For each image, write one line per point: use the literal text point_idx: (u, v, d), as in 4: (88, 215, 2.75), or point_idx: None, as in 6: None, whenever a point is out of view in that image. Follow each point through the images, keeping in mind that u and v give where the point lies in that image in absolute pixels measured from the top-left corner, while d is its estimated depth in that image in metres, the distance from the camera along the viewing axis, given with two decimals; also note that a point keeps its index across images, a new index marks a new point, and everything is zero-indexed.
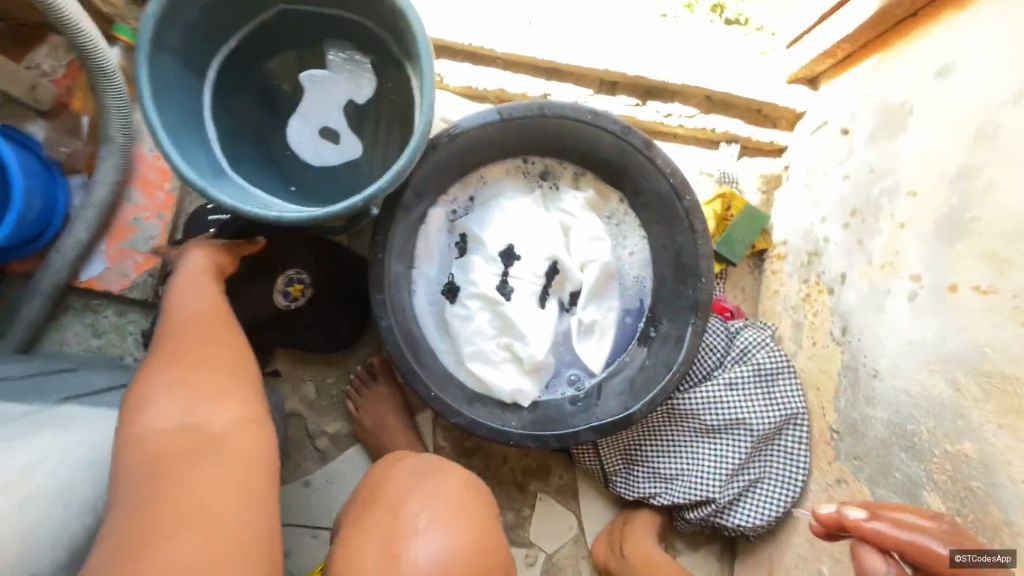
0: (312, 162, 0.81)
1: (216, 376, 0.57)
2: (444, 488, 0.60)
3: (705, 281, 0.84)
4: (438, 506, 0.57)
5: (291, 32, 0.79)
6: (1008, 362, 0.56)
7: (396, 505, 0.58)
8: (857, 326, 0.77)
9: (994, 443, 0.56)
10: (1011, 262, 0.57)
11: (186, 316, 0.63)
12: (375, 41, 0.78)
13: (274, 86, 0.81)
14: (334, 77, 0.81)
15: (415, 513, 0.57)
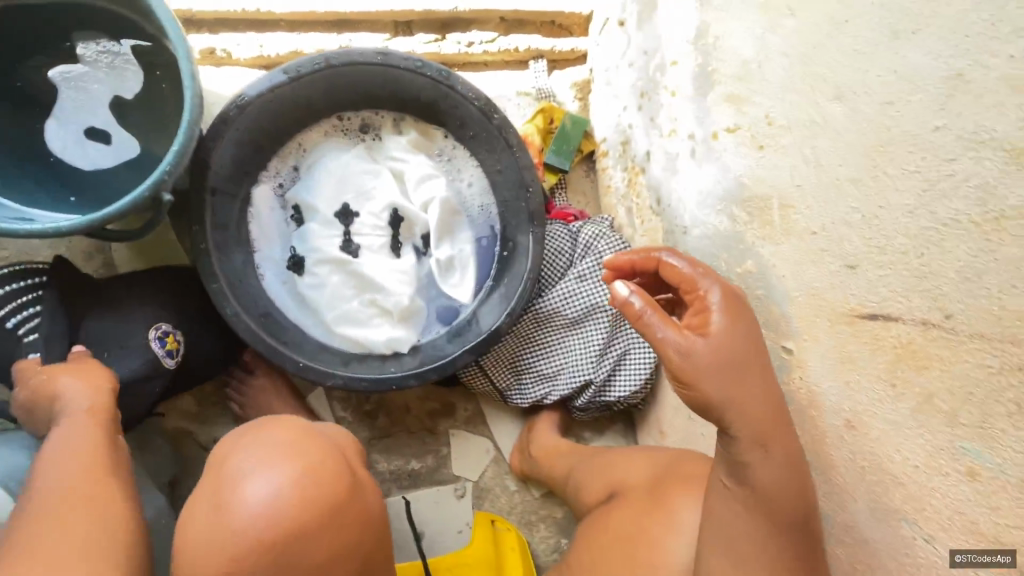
0: (84, 167, 0.77)
1: (98, 528, 0.58)
2: (280, 432, 0.63)
3: (533, 189, 0.89)
4: (269, 450, 0.60)
5: (20, 32, 0.73)
6: (757, 184, 0.65)
7: (230, 460, 0.61)
8: (665, 194, 0.85)
9: (764, 255, 0.66)
10: (743, 100, 0.65)
11: (49, 494, 0.59)
12: (123, 27, 0.75)
13: (24, 93, 0.76)
14: (92, 73, 0.77)
15: (246, 462, 0.59)
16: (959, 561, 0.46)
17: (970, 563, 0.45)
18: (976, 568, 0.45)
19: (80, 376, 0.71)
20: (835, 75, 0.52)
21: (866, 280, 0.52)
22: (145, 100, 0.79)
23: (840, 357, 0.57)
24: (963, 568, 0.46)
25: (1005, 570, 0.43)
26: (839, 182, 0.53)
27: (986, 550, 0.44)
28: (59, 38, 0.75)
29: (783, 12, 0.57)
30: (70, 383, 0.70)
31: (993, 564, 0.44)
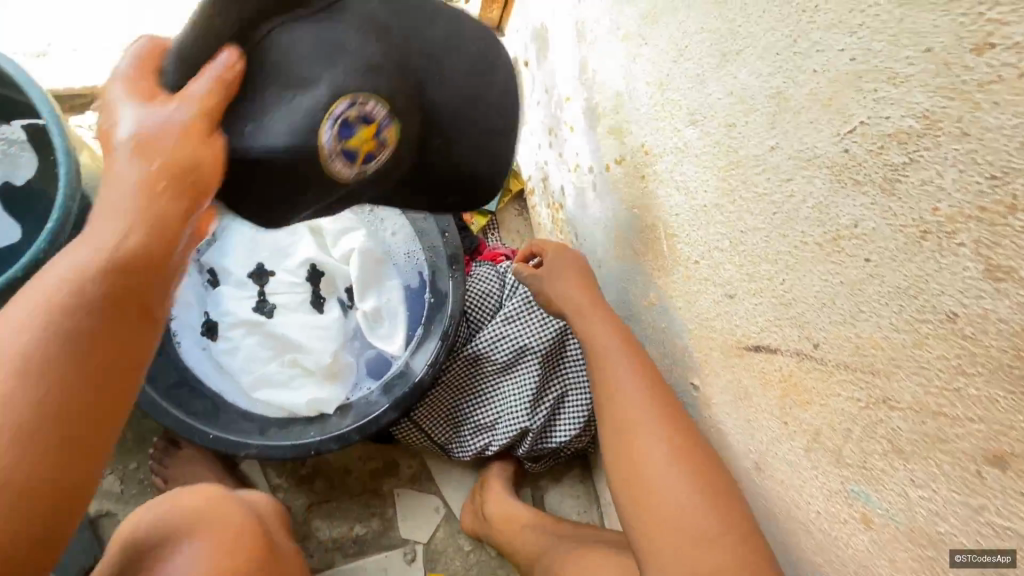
0: None
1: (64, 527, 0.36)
2: (193, 501, 0.60)
3: (449, 234, 0.90)
4: (174, 526, 0.57)
5: None
6: (645, 213, 0.62)
7: (125, 537, 0.58)
8: (580, 228, 0.83)
9: (661, 286, 0.63)
10: (623, 130, 0.63)
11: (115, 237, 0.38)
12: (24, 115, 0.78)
13: None
14: None
15: (148, 533, 0.57)
16: (958, 562, 0.33)
17: (971, 566, 0.32)
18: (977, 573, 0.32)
19: (189, 93, 0.41)
20: (685, 100, 0.50)
21: (744, 310, 0.49)
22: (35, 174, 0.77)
23: (737, 393, 0.53)
24: (964, 571, 0.33)
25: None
26: (706, 209, 0.51)
27: (982, 546, 0.31)
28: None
29: (637, 40, 0.56)
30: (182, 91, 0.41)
31: (992, 567, 0.31)
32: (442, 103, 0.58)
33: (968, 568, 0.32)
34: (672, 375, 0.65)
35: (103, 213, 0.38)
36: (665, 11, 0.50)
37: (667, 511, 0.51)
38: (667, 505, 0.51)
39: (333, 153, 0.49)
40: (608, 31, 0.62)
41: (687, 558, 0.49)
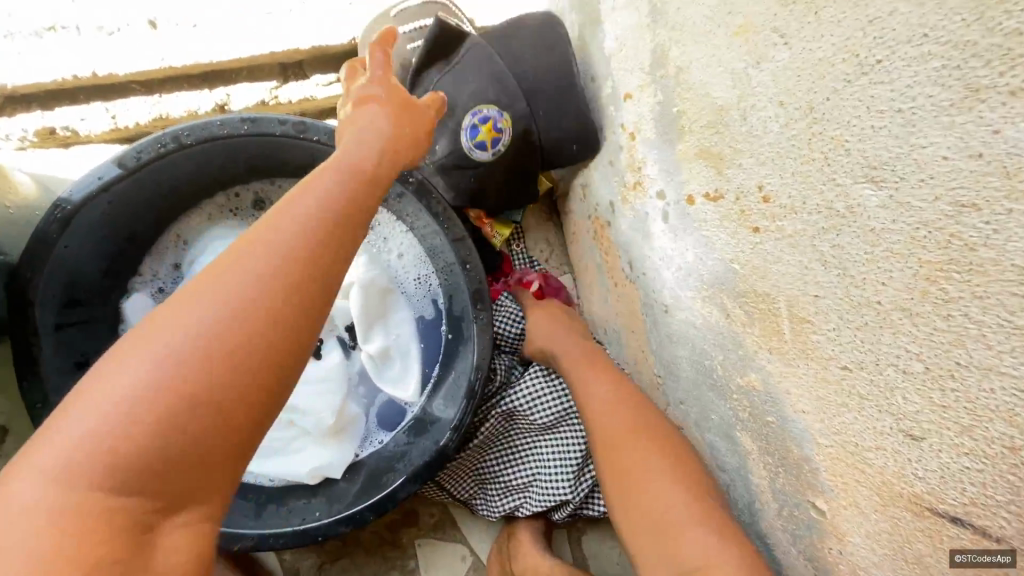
0: None
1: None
2: None
3: (471, 263, 0.71)
4: None
5: None
6: (754, 275, 0.45)
7: None
8: (638, 259, 0.66)
9: (770, 370, 0.47)
10: (724, 159, 0.45)
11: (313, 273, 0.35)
12: None
13: None
14: None
15: None
16: (958, 562, 0.33)
17: (971, 565, 0.32)
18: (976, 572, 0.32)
19: (390, 115, 0.49)
20: (861, 143, 0.32)
21: (937, 463, 0.33)
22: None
23: (897, 550, 0.38)
24: (964, 570, 0.33)
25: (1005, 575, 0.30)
26: (880, 307, 0.34)
27: (982, 546, 0.32)
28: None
29: (767, 37, 0.38)
30: (371, 112, 0.49)
31: (991, 566, 0.31)
32: (536, 86, 0.71)
33: (967, 568, 0.33)
34: (777, 479, 0.50)
35: (319, 202, 0.37)
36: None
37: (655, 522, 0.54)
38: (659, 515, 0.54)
39: (473, 146, 0.70)
40: (710, 17, 0.43)
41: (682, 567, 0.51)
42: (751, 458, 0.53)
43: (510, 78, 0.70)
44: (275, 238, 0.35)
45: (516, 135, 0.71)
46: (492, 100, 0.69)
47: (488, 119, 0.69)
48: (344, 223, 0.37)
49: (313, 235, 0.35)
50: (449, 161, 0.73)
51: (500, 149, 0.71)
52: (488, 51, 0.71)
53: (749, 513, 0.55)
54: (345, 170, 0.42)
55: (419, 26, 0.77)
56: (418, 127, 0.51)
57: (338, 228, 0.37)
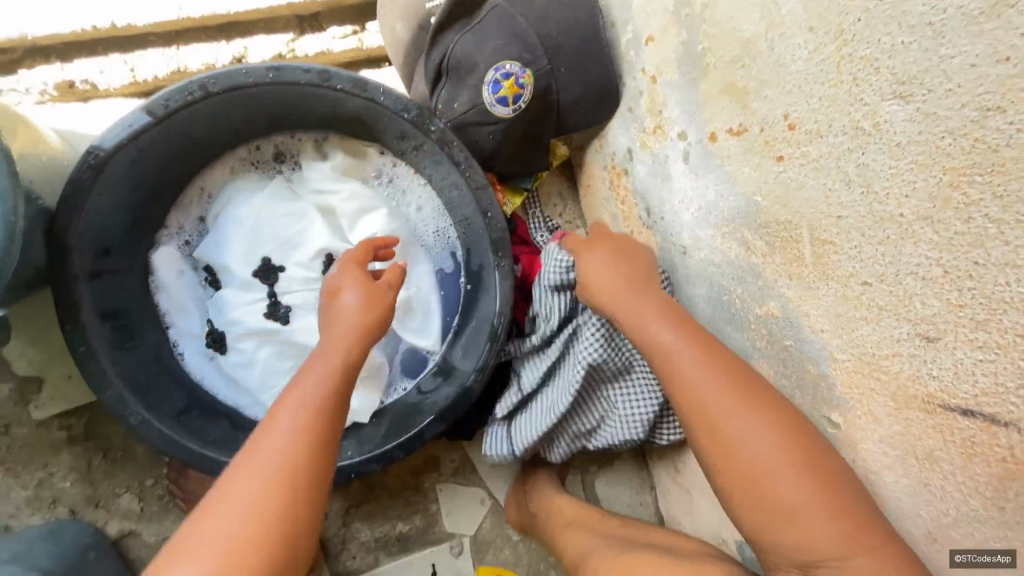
0: None
1: None
2: None
3: (492, 213, 0.72)
4: None
5: None
6: (777, 204, 0.47)
7: None
8: (656, 205, 0.67)
9: (790, 296, 0.50)
10: (750, 92, 0.47)
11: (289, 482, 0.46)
12: None
13: None
14: None
15: None
16: (958, 561, 0.40)
17: (970, 565, 0.39)
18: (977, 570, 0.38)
19: (365, 300, 0.59)
20: (891, 60, 0.34)
21: (951, 361, 0.36)
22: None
23: (909, 449, 0.41)
24: (964, 568, 0.39)
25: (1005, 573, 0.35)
26: (901, 218, 0.36)
27: (985, 549, 0.37)
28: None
29: None
30: (348, 305, 0.58)
31: (992, 566, 0.36)
32: (559, 42, 0.71)
33: (966, 566, 0.39)
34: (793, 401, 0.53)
35: (296, 419, 0.48)
36: None
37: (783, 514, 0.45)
38: (784, 508, 0.45)
39: (494, 102, 0.71)
40: None
41: (811, 559, 0.44)
42: None
43: (531, 36, 0.71)
44: (269, 459, 0.46)
45: (537, 92, 0.72)
46: (514, 57, 0.70)
47: (512, 76, 0.70)
48: (314, 445, 0.48)
49: (295, 451, 0.47)
50: (470, 117, 0.73)
51: (521, 104, 0.72)
52: (508, 11, 0.71)
53: None
54: (322, 372, 0.52)
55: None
56: (387, 304, 0.60)
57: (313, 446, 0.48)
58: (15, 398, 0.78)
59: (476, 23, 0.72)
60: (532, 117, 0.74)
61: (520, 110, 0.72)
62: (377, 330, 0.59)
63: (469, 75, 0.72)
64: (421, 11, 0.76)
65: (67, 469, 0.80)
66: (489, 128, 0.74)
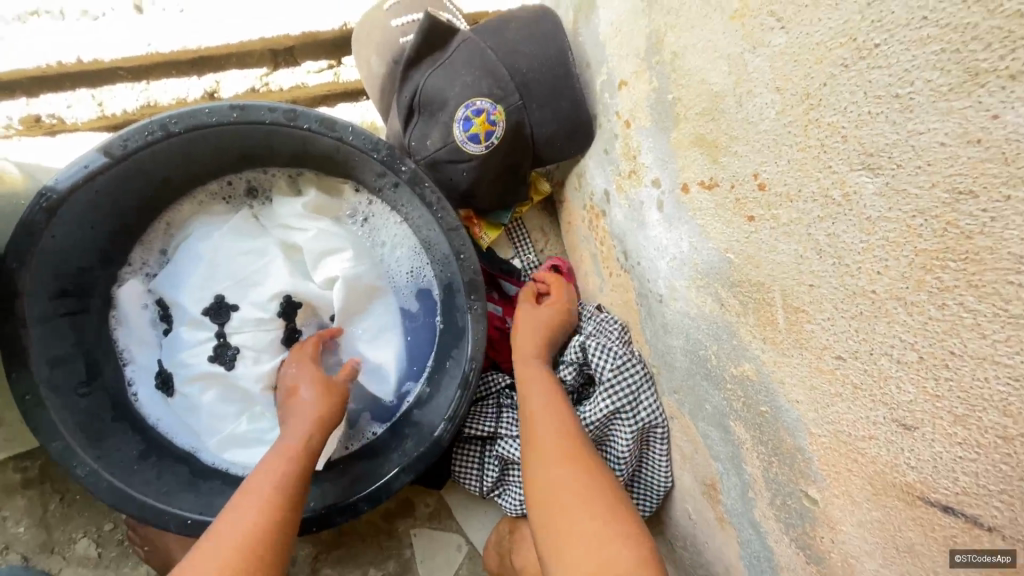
0: None
1: None
2: None
3: (465, 255, 0.70)
4: None
5: None
6: (750, 264, 0.45)
7: None
8: (633, 249, 0.65)
9: (763, 360, 0.47)
10: (722, 148, 0.44)
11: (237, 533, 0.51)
12: None
13: None
14: None
15: None
16: (958, 562, 0.33)
17: (972, 567, 0.32)
18: (979, 574, 0.31)
19: (316, 394, 0.65)
20: (858, 129, 0.32)
21: (930, 454, 0.33)
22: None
23: (888, 538, 0.38)
24: (964, 571, 0.32)
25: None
26: (875, 295, 0.34)
27: (984, 547, 0.31)
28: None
29: (764, 21, 0.37)
30: (305, 399, 0.64)
31: (993, 567, 0.30)
32: (531, 76, 0.69)
33: (969, 568, 0.32)
34: (770, 468, 0.50)
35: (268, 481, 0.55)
36: None
37: (587, 547, 0.54)
38: (585, 512, 0.56)
39: (465, 140, 0.69)
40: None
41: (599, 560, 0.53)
42: (746, 450, 0.53)
43: (501, 69, 0.69)
44: (229, 524, 0.51)
45: (510, 129, 0.70)
46: (485, 92, 0.69)
47: (484, 116, 0.69)
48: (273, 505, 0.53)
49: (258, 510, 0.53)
50: (442, 155, 0.71)
51: (494, 140, 0.70)
52: (477, 45, 0.70)
53: (744, 500, 0.56)
54: (289, 449, 0.59)
55: (412, 22, 0.75)
56: (338, 397, 0.66)
57: (271, 511, 0.53)
58: None
59: (446, 57, 0.70)
60: (505, 153, 0.72)
61: (494, 147, 0.71)
62: (330, 418, 0.64)
63: (440, 114, 0.70)
64: (396, 47, 0.74)
65: (21, 514, 0.77)
66: (463, 167, 0.72)
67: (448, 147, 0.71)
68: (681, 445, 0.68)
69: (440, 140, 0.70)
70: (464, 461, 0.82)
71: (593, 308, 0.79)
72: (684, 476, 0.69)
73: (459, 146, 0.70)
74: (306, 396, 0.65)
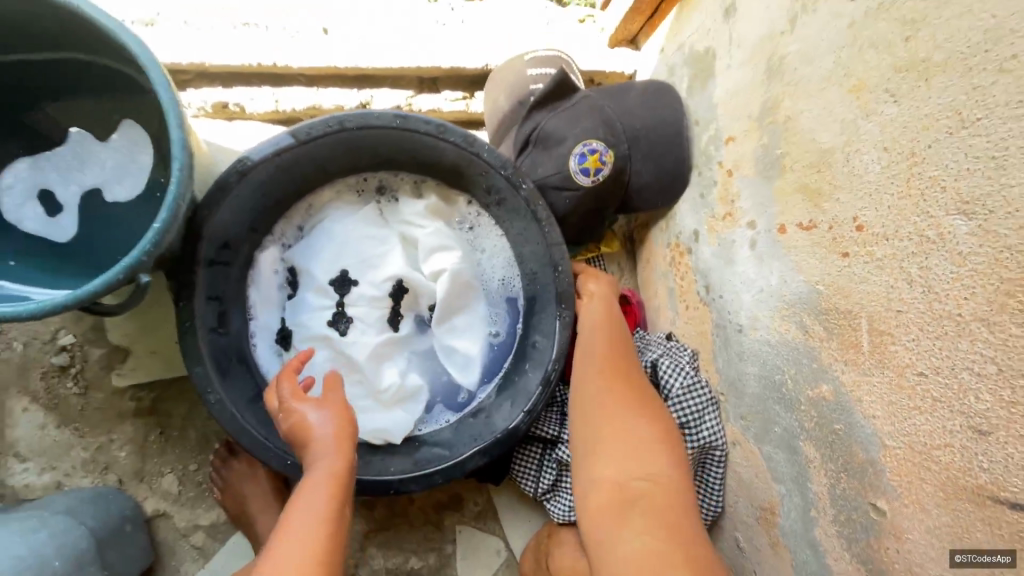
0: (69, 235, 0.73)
1: None
2: None
3: (562, 267, 0.79)
4: None
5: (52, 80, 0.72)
6: (839, 295, 0.53)
7: None
8: (716, 282, 0.74)
9: (843, 381, 0.53)
10: (824, 195, 0.53)
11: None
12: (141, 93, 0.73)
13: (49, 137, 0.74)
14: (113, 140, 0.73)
15: None
16: (958, 560, 0.43)
17: (970, 564, 0.42)
18: (976, 568, 0.41)
19: (329, 416, 0.64)
20: (956, 182, 0.40)
21: (1002, 456, 0.39)
22: (149, 162, 0.74)
23: (955, 542, 0.43)
24: (963, 568, 0.43)
25: (1005, 571, 0.39)
26: (961, 319, 0.41)
27: (986, 549, 0.41)
28: (70, 89, 0.73)
29: (878, 96, 0.47)
30: (317, 432, 0.62)
31: (993, 564, 0.40)
32: (641, 132, 0.81)
33: (966, 565, 0.42)
34: (838, 485, 0.55)
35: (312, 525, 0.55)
36: (948, 68, 0.41)
37: (627, 447, 0.67)
38: (630, 434, 0.68)
39: (577, 171, 0.80)
40: (826, 76, 0.52)
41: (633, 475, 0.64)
42: (813, 468, 0.58)
43: (616, 123, 0.81)
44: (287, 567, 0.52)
45: (615, 170, 0.81)
46: (600, 137, 0.80)
47: (594, 155, 0.79)
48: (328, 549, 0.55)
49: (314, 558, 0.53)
50: (552, 181, 0.81)
51: (600, 177, 0.80)
52: (598, 102, 0.82)
53: (805, 520, 0.61)
54: (322, 477, 0.59)
55: (544, 74, 0.87)
56: (344, 420, 0.64)
57: (327, 540, 0.55)
58: (103, 363, 0.85)
59: (566, 107, 0.82)
60: (606, 189, 0.82)
61: (600, 180, 0.81)
62: (352, 434, 0.64)
63: (556, 148, 0.80)
64: (525, 90, 0.86)
65: (126, 439, 0.85)
66: (568, 196, 0.81)
67: (558, 177, 0.81)
68: (740, 471, 0.73)
69: (552, 171, 0.81)
70: (523, 460, 0.88)
71: (664, 335, 0.86)
72: (738, 502, 0.74)
73: (569, 174, 0.80)
74: (317, 419, 0.63)
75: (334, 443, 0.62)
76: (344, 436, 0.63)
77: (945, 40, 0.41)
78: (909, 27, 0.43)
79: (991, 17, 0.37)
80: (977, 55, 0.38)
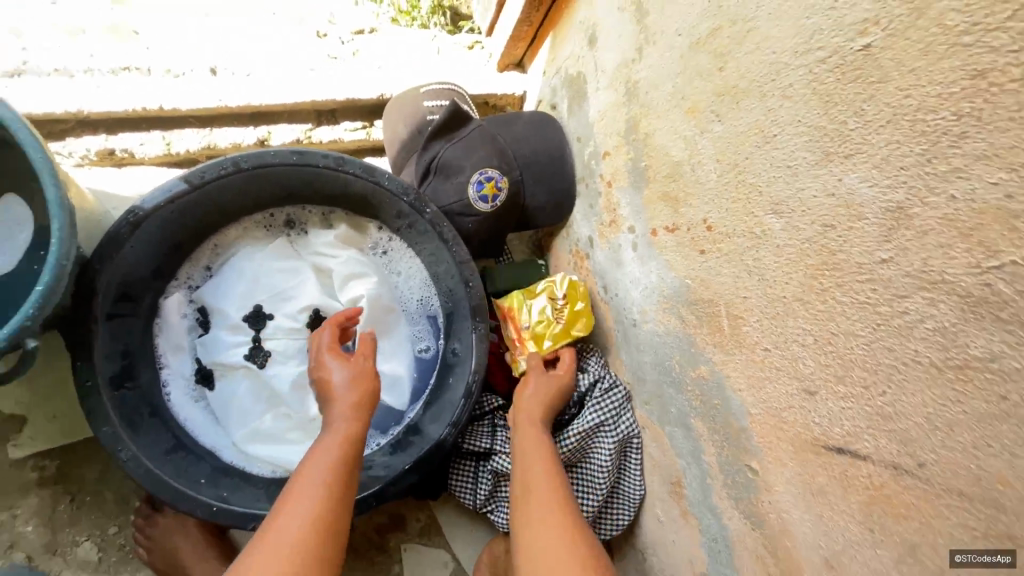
0: None
1: None
2: None
3: (473, 284, 0.82)
4: None
5: None
6: (702, 286, 0.60)
7: None
8: (612, 284, 0.80)
9: (715, 361, 0.61)
10: (682, 200, 0.61)
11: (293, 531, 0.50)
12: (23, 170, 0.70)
13: None
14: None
15: None
16: (959, 562, 0.38)
17: (971, 566, 0.37)
18: (978, 571, 0.37)
19: (350, 376, 0.66)
20: (768, 188, 0.48)
21: (826, 410, 0.47)
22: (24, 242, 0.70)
23: (808, 487, 0.51)
24: (965, 570, 0.38)
25: (1007, 573, 0.35)
26: (785, 299, 0.49)
27: (985, 549, 0.36)
28: None
29: (708, 114, 0.54)
30: (338, 384, 0.65)
31: (994, 566, 0.35)
32: (531, 158, 0.88)
33: (968, 567, 0.37)
34: (723, 452, 0.63)
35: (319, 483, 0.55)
36: (750, 93, 0.48)
37: None
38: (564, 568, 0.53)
39: (476, 199, 0.84)
40: (670, 99, 0.60)
41: None
42: (704, 441, 0.66)
43: (508, 151, 0.87)
44: (284, 532, 0.50)
45: (511, 191, 0.86)
46: (495, 165, 0.85)
47: (491, 181, 0.84)
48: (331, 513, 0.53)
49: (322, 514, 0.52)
50: (455, 208, 0.85)
51: (498, 204, 0.85)
52: (492, 132, 0.88)
53: (703, 487, 0.68)
54: (333, 442, 0.59)
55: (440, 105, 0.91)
56: (370, 379, 0.67)
57: (325, 527, 0.52)
58: None
59: (462, 136, 0.86)
60: (506, 206, 0.87)
61: (498, 201, 0.86)
62: (371, 402, 0.65)
63: (455, 175, 0.84)
64: (420, 119, 0.89)
65: (32, 512, 0.80)
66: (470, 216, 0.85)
67: (459, 200, 0.84)
68: (651, 452, 0.80)
69: (453, 198, 0.84)
70: (460, 475, 0.91)
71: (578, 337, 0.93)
72: (654, 481, 0.80)
73: (469, 201, 0.84)
74: (341, 376, 0.66)
75: (358, 396, 0.64)
76: (368, 390, 0.65)
77: (746, 71, 0.48)
78: (721, 59, 0.51)
79: (772, 53, 0.45)
80: (767, 83, 0.46)
